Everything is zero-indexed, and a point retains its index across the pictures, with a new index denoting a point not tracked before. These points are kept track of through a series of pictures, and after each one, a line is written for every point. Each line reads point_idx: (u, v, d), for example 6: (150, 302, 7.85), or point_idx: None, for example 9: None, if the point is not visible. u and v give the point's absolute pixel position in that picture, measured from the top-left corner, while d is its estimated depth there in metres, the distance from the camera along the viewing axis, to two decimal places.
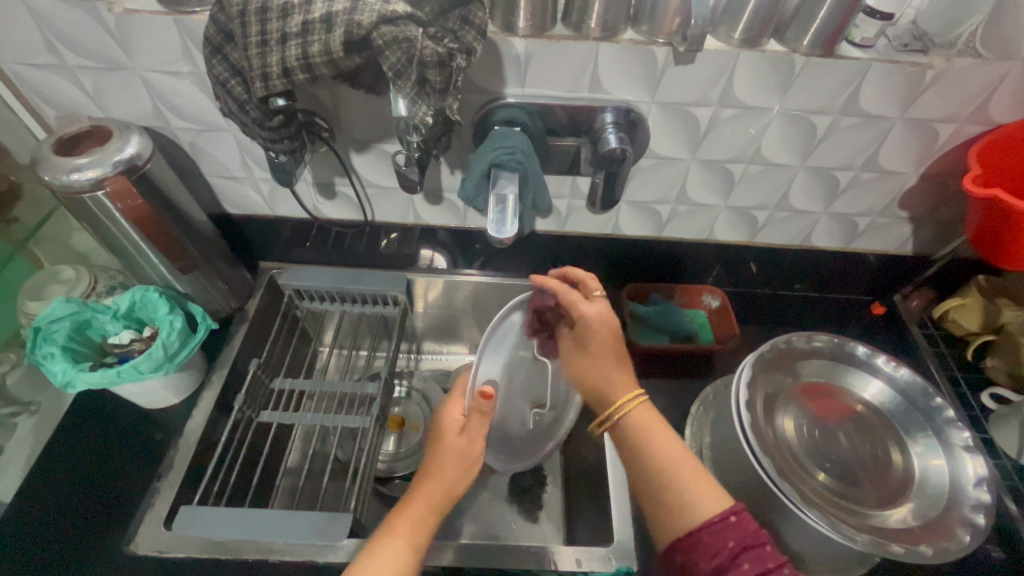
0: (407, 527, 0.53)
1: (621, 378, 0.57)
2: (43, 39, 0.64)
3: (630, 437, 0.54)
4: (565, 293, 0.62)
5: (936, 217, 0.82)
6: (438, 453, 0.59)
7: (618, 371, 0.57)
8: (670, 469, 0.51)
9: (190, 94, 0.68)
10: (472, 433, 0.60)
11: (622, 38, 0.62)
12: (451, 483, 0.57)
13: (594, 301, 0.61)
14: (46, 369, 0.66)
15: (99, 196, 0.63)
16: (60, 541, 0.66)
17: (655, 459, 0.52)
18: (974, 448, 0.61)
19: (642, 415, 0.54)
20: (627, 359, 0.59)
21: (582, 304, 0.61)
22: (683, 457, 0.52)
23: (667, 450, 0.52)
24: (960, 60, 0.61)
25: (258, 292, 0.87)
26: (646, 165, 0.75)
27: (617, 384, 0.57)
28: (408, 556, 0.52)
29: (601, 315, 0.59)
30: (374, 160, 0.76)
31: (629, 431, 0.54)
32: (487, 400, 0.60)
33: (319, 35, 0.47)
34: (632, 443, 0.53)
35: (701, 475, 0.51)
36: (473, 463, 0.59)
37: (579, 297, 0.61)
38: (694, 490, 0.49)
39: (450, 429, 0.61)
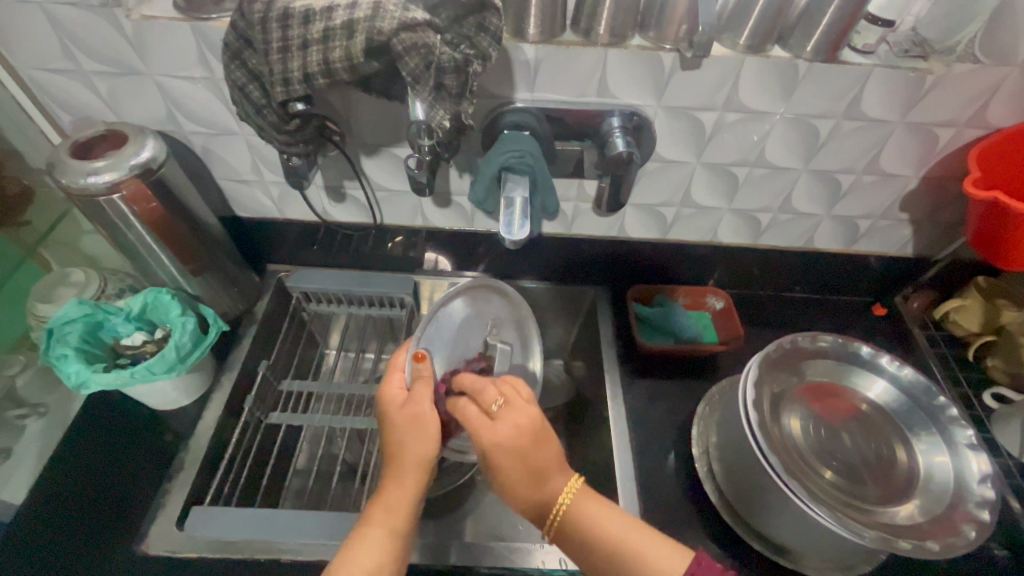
0: (382, 515, 0.53)
1: (554, 473, 0.53)
2: (61, 45, 0.65)
3: (579, 540, 0.52)
4: (463, 410, 0.55)
5: (936, 220, 0.83)
6: (395, 429, 0.56)
7: (549, 481, 0.53)
8: (620, 543, 0.51)
9: (204, 99, 0.69)
10: (416, 399, 0.57)
11: (630, 44, 0.63)
12: (418, 457, 0.55)
13: (494, 425, 0.52)
14: (59, 370, 0.67)
15: (115, 199, 0.63)
16: (70, 543, 0.66)
17: (605, 547, 0.51)
18: (978, 446, 0.62)
19: (585, 504, 0.53)
20: (554, 442, 0.54)
21: (485, 430, 0.53)
22: (631, 529, 0.52)
23: (624, 536, 0.51)
24: (959, 66, 0.63)
25: (267, 295, 0.88)
26: (652, 168, 0.76)
27: (555, 480, 0.53)
28: (389, 542, 0.52)
29: (512, 429, 0.52)
30: (383, 163, 0.77)
31: (582, 535, 0.52)
32: (422, 363, 0.59)
33: (340, 41, 0.48)
34: (585, 543, 0.52)
35: (656, 540, 0.51)
36: (429, 424, 0.56)
37: (481, 420, 0.53)
38: (652, 555, 0.50)
39: (394, 403, 0.58)
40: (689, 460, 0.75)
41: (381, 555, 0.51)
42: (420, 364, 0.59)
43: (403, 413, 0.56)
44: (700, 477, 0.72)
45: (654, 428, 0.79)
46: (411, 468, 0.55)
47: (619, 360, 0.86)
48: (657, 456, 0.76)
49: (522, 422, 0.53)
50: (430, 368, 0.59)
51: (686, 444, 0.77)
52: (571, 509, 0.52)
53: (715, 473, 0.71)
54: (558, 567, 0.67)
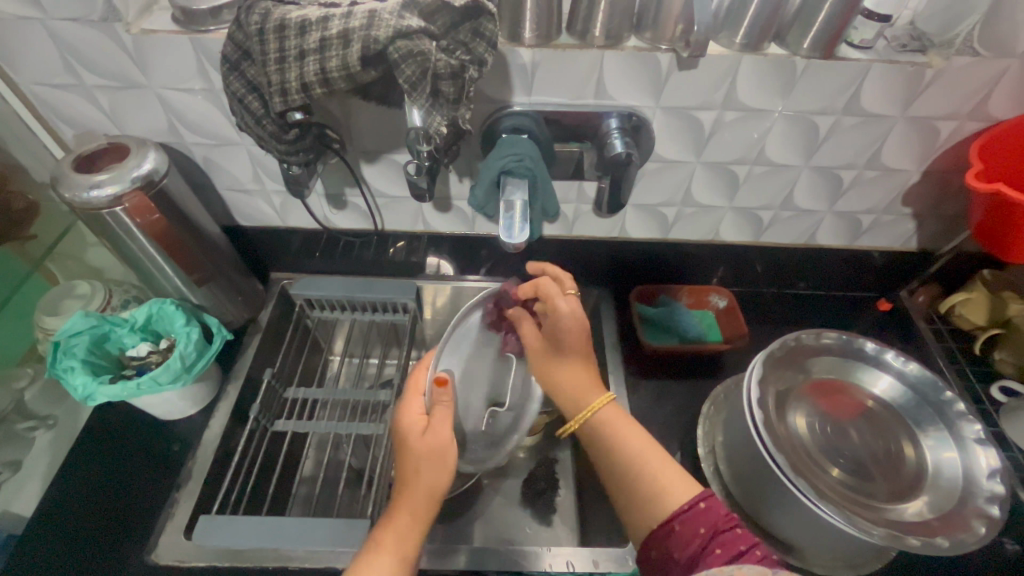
0: (394, 541, 0.53)
1: (591, 387, 0.62)
2: (62, 61, 0.65)
3: (604, 439, 0.58)
4: (543, 282, 0.64)
5: (939, 213, 0.83)
6: (410, 457, 0.58)
7: (578, 373, 0.63)
8: (636, 461, 0.56)
9: (204, 110, 0.70)
10: (437, 426, 0.59)
11: (626, 45, 0.63)
12: (431, 484, 0.56)
13: (568, 299, 0.62)
14: (67, 382, 0.67)
15: (118, 211, 0.64)
16: (80, 554, 0.67)
17: (620, 451, 0.57)
18: (986, 440, 0.61)
19: (610, 414, 0.60)
20: (592, 364, 0.64)
21: (562, 307, 0.61)
22: (651, 449, 0.56)
23: (640, 449, 0.56)
24: (958, 58, 0.62)
25: (270, 303, 0.89)
26: (651, 168, 0.76)
27: (591, 389, 0.61)
28: (398, 572, 0.51)
29: (568, 311, 0.61)
30: (383, 170, 0.78)
31: (603, 432, 0.59)
32: (443, 389, 0.61)
33: (337, 51, 0.48)
34: (605, 444, 0.58)
35: (669, 466, 0.55)
36: (446, 454, 0.58)
37: (554, 292, 0.63)
38: (662, 476, 0.54)
39: (413, 431, 0.59)
40: (695, 460, 0.75)
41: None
42: (440, 389, 0.62)
43: (420, 440, 0.58)
44: (707, 478, 0.71)
45: (660, 428, 0.79)
46: (421, 494, 0.56)
47: (623, 361, 0.86)
48: None
49: (576, 320, 0.61)
50: (450, 394, 0.62)
51: (692, 444, 0.77)
52: (596, 415, 0.59)
53: (721, 472, 0.70)
54: (566, 570, 0.66)
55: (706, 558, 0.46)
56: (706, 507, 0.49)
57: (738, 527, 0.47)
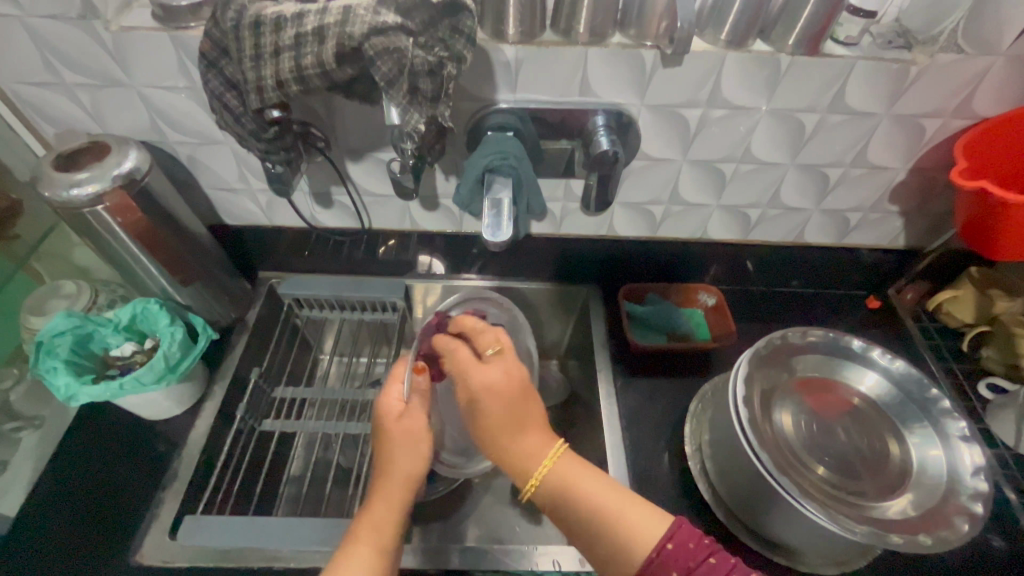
0: (369, 532, 0.53)
1: (535, 436, 0.55)
2: (41, 58, 0.65)
3: (561, 500, 0.53)
4: (456, 352, 0.60)
5: (927, 211, 0.83)
6: (388, 441, 0.59)
7: (527, 436, 0.55)
8: (598, 514, 0.51)
9: (186, 108, 0.69)
10: (413, 412, 0.60)
11: (610, 42, 0.63)
12: (405, 471, 0.57)
13: (484, 367, 0.58)
14: (49, 382, 0.67)
15: (99, 210, 0.63)
16: (64, 555, 0.66)
17: (585, 507, 0.52)
18: (970, 438, 0.61)
19: (564, 468, 0.54)
20: (536, 405, 0.57)
21: (474, 371, 0.58)
22: (614, 495, 0.52)
23: (602, 499, 0.52)
24: (942, 55, 0.62)
25: (258, 302, 0.88)
26: (638, 166, 0.76)
27: (530, 445, 0.55)
28: (377, 561, 0.51)
29: (494, 374, 0.57)
30: (369, 168, 0.77)
31: (557, 493, 0.53)
32: (420, 374, 0.62)
33: (313, 48, 0.48)
34: (565, 507, 0.53)
35: (636, 505, 0.51)
36: (422, 440, 0.59)
37: (472, 364, 0.58)
38: (633, 527, 0.49)
39: (390, 413, 0.60)
40: (683, 458, 0.75)
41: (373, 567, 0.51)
42: (418, 376, 0.62)
43: (397, 424, 0.59)
44: (695, 476, 0.71)
45: (649, 426, 0.79)
46: (398, 483, 0.56)
47: (612, 359, 0.86)
48: (651, 455, 0.76)
49: (498, 373, 0.57)
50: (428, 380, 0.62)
51: (679, 442, 0.77)
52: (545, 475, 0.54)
53: (708, 471, 0.70)
54: (553, 569, 0.66)
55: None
56: (675, 546, 0.47)
57: (713, 555, 0.45)
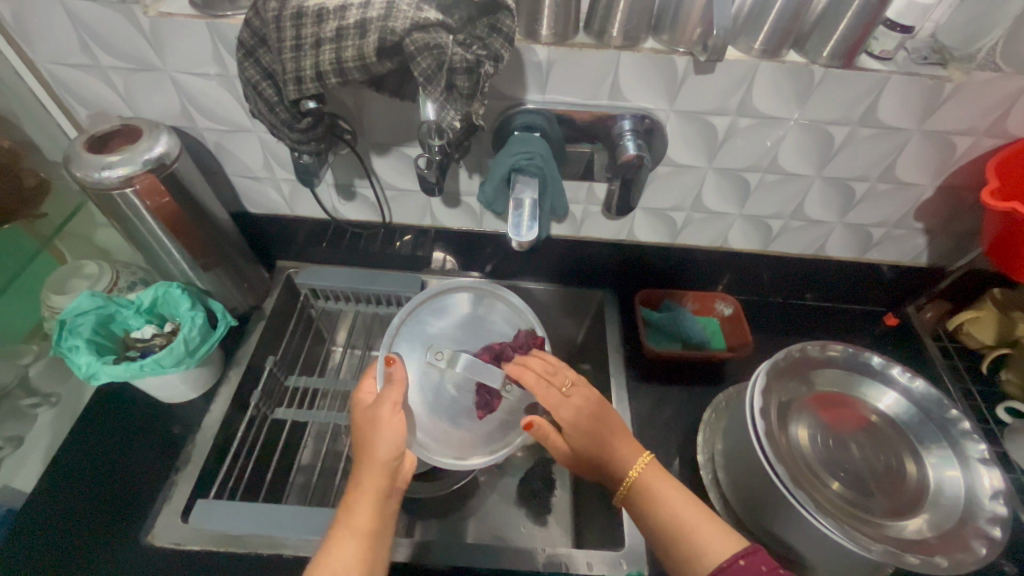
0: (347, 519, 0.54)
1: (627, 446, 0.60)
2: (79, 41, 0.65)
3: (651, 504, 0.56)
4: (539, 388, 0.61)
5: (952, 229, 0.82)
6: (361, 431, 0.59)
7: (616, 442, 0.60)
8: (683, 521, 0.53)
9: (218, 95, 0.70)
10: (383, 400, 0.60)
11: (643, 47, 0.62)
12: (383, 457, 0.56)
13: (568, 401, 0.61)
14: (71, 361, 0.67)
15: (128, 193, 0.64)
16: (78, 532, 0.67)
17: (664, 515, 0.54)
18: (990, 461, 0.60)
19: (650, 475, 0.57)
20: (619, 421, 0.62)
21: (558, 405, 0.61)
22: (695, 512, 0.54)
23: (682, 511, 0.54)
24: (979, 73, 0.62)
25: (275, 291, 0.89)
26: (663, 172, 0.76)
27: (627, 453, 0.59)
28: (357, 542, 0.52)
29: (582, 406, 0.61)
30: (394, 162, 0.78)
31: (645, 498, 0.56)
32: (392, 366, 0.63)
33: (353, 41, 0.48)
34: (646, 505, 0.56)
35: (704, 521, 0.53)
36: (385, 425, 0.58)
37: (557, 399, 0.61)
38: (703, 539, 0.52)
39: (365, 404, 0.62)
40: (694, 467, 0.75)
41: (356, 554, 0.52)
42: (390, 368, 0.63)
43: (366, 412, 0.60)
44: (705, 485, 0.71)
45: (661, 433, 0.79)
46: (374, 471, 0.56)
47: (625, 365, 0.86)
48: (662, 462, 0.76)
49: (590, 403, 0.61)
50: (400, 368, 0.62)
51: (690, 451, 0.77)
52: (639, 479, 0.57)
53: (719, 481, 0.70)
54: (560, 571, 0.66)
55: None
56: (747, 564, 0.48)
57: None
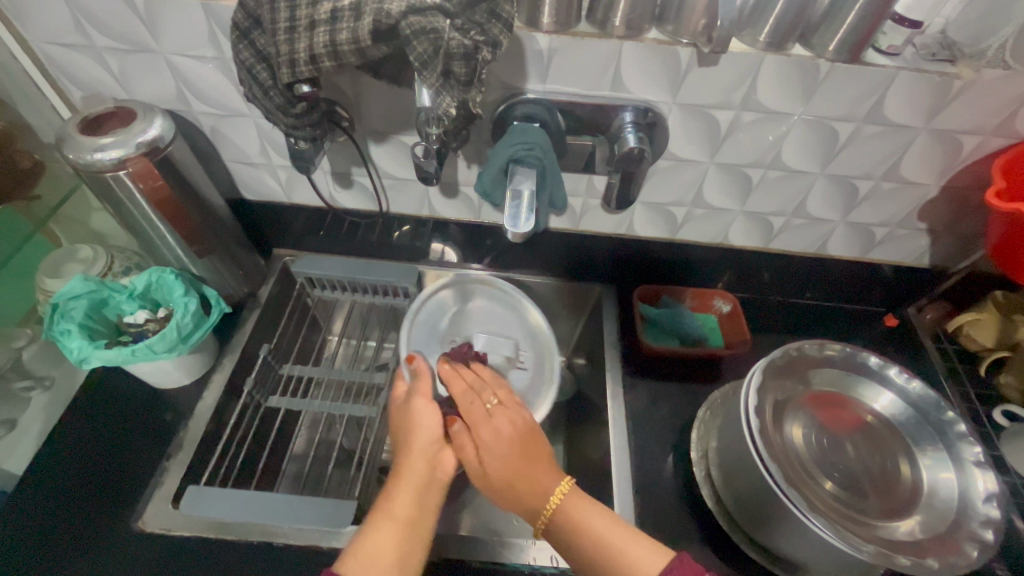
0: (387, 507, 0.55)
1: (546, 473, 0.57)
2: (73, 20, 0.64)
3: (568, 530, 0.54)
4: (467, 405, 0.61)
5: (955, 230, 0.81)
6: (400, 431, 0.62)
7: (538, 473, 0.57)
8: (606, 540, 0.53)
9: (214, 79, 0.69)
10: (417, 393, 0.63)
11: (646, 37, 0.61)
12: (426, 442, 0.59)
13: (491, 419, 0.59)
14: (63, 345, 0.67)
15: (121, 175, 0.63)
16: (70, 515, 0.67)
17: (586, 536, 0.54)
18: (985, 464, 0.60)
19: (570, 502, 0.55)
20: (545, 450, 0.59)
21: (479, 421, 0.59)
22: (615, 527, 0.54)
23: (600, 524, 0.54)
24: (988, 70, 0.60)
25: (271, 279, 0.88)
26: (664, 166, 0.75)
27: (546, 482, 0.57)
28: (400, 529, 0.53)
29: (501, 426, 0.59)
30: (391, 151, 0.77)
31: (563, 524, 0.55)
32: (414, 360, 0.66)
33: (348, 23, 0.48)
34: (568, 531, 0.55)
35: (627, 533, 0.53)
36: (424, 420, 0.61)
37: (481, 417, 0.60)
38: (632, 551, 0.52)
39: (399, 402, 0.65)
40: (688, 464, 0.74)
41: (396, 539, 0.53)
42: (412, 361, 0.66)
43: (401, 407, 0.64)
44: (698, 481, 0.71)
45: (655, 430, 0.78)
46: (421, 458, 0.59)
47: (622, 359, 0.85)
48: (656, 457, 0.76)
49: (513, 425, 0.59)
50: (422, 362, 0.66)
51: (685, 448, 0.76)
52: (560, 506, 0.55)
53: (712, 478, 0.70)
54: (551, 565, 0.66)
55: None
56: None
57: None
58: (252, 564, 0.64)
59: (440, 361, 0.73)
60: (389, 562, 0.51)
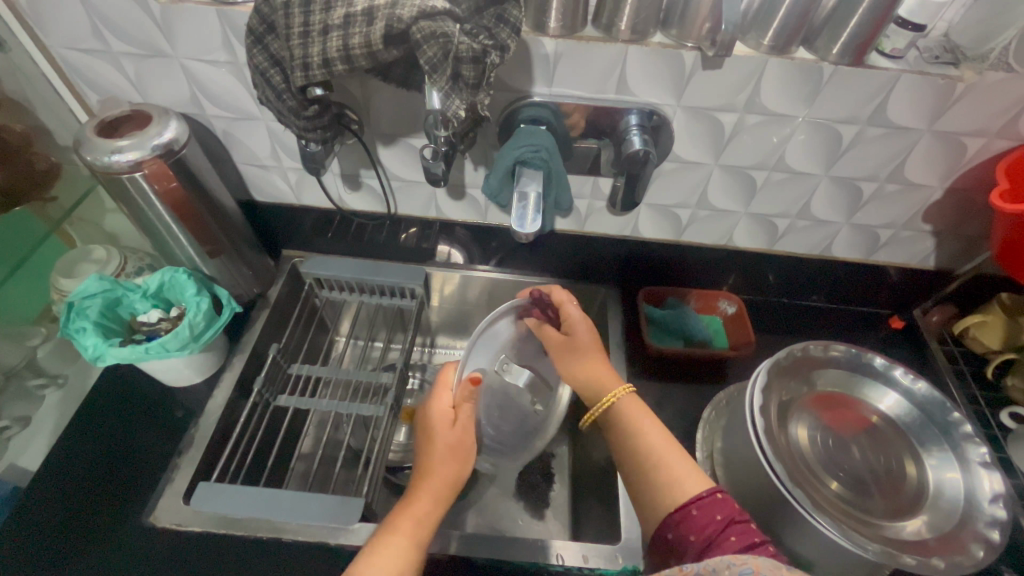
0: (410, 523, 0.55)
1: (612, 378, 0.64)
2: (92, 26, 0.66)
3: (625, 430, 0.59)
4: (569, 313, 0.68)
5: (960, 232, 0.81)
6: (434, 449, 0.61)
7: (601, 371, 0.65)
8: (659, 453, 0.56)
9: (227, 83, 0.71)
10: (466, 424, 0.62)
11: (651, 41, 0.62)
12: (448, 475, 0.59)
13: (575, 323, 0.67)
14: (78, 342, 0.68)
15: (137, 177, 0.65)
16: (85, 510, 0.68)
17: (643, 447, 0.57)
18: (992, 465, 0.59)
19: (627, 403, 0.61)
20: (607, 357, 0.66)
21: (575, 319, 0.67)
22: (666, 444, 0.57)
23: (657, 442, 0.57)
24: (991, 73, 0.61)
25: (281, 279, 0.90)
26: (668, 168, 0.76)
27: (606, 385, 0.64)
28: (409, 548, 0.54)
29: (580, 316, 0.68)
30: (399, 153, 0.78)
31: (622, 423, 0.60)
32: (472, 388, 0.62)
33: (360, 28, 0.49)
34: (625, 435, 0.59)
35: (685, 459, 0.55)
36: (465, 451, 0.61)
37: (575, 317, 0.68)
38: (681, 468, 0.54)
39: (443, 421, 0.61)
40: (693, 464, 0.75)
41: (406, 556, 0.53)
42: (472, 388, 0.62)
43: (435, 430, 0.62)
44: None
45: None
46: (440, 481, 0.59)
47: (627, 360, 0.86)
48: None
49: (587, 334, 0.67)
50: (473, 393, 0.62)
51: (690, 448, 0.77)
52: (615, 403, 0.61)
53: (718, 478, 0.70)
54: (556, 563, 0.66)
55: (721, 544, 0.47)
56: (722, 499, 0.51)
57: (751, 523, 0.49)
58: (261, 560, 0.65)
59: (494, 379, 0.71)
60: None
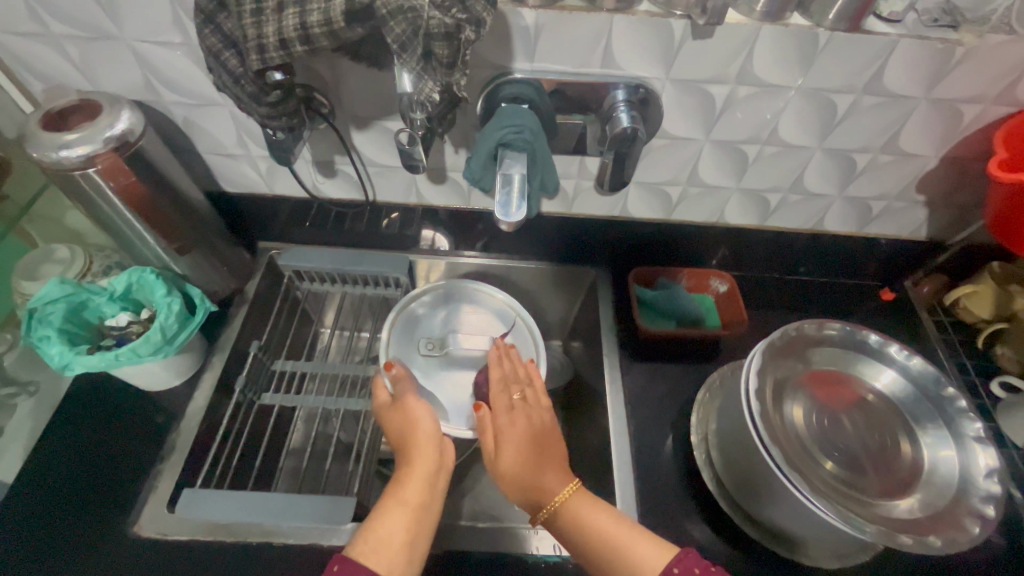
0: (400, 493, 0.55)
1: (553, 473, 0.59)
2: (27, 8, 0.60)
3: (579, 529, 0.55)
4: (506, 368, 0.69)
5: (955, 202, 0.80)
6: (396, 422, 0.62)
7: (545, 472, 0.59)
8: (615, 543, 0.53)
9: (183, 67, 0.65)
10: (406, 394, 0.64)
11: (638, 9, 0.58)
12: (428, 432, 0.60)
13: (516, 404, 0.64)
14: (42, 351, 0.64)
15: (90, 173, 0.60)
16: (63, 522, 0.66)
17: (601, 539, 0.54)
18: (985, 439, 0.59)
19: (577, 503, 0.57)
20: (554, 450, 0.61)
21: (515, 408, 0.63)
22: (623, 529, 0.54)
23: (612, 529, 0.54)
24: (992, 36, 0.58)
25: (257, 273, 0.86)
26: (657, 145, 0.73)
27: (552, 481, 0.58)
28: (411, 515, 0.53)
29: (529, 413, 0.62)
30: (375, 137, 0.74)
31: (571, 524, 0.55)
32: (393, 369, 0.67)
33: (319, 4, 0.45)
34: (578, 532, 0.55)
35: (640, 535, 0.53)
36: (421, 407, 0.63)
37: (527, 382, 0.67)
38: (642, 553, 0.51)
39: (385, 407, 0.64)
40: (687, 446, 0.74)
41: (405, 526, 0.53)
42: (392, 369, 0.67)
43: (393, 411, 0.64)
44: (699, 465, 0.71)
45: (654, 413, 0.78)
46: (426, 445, 0.59)
47: (619, 342, 0.84)
48: (655, 439, 0.75)
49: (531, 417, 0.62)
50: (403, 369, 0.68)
51: (685, 429, 0.76)
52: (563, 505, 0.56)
53: (714, 460, 0.70)
54: (553, 553, 0.66)
55: None
56: (682, 571, 0.48)
57: None
58: (252, 565, 0.64)
59: (427, 364, 0.77)
60: (398, 549, 0.51)
